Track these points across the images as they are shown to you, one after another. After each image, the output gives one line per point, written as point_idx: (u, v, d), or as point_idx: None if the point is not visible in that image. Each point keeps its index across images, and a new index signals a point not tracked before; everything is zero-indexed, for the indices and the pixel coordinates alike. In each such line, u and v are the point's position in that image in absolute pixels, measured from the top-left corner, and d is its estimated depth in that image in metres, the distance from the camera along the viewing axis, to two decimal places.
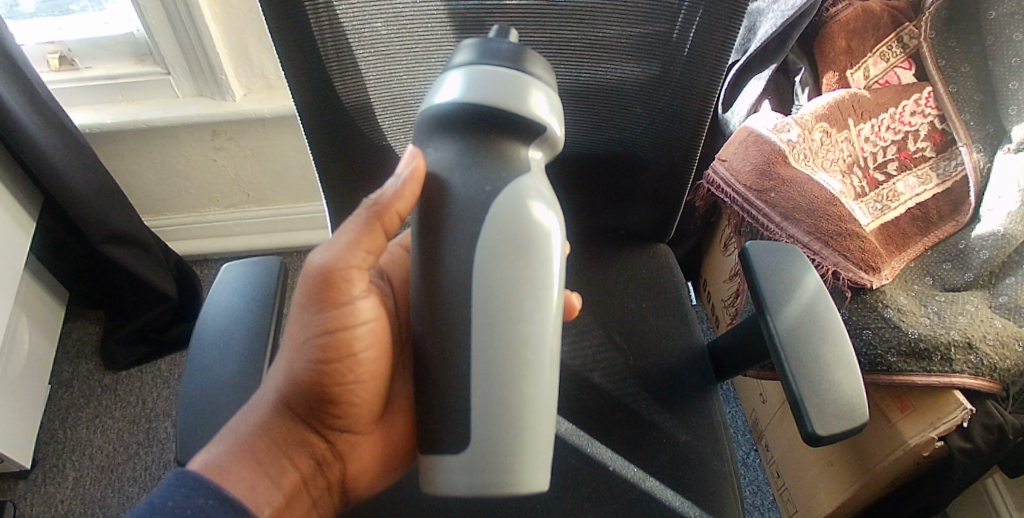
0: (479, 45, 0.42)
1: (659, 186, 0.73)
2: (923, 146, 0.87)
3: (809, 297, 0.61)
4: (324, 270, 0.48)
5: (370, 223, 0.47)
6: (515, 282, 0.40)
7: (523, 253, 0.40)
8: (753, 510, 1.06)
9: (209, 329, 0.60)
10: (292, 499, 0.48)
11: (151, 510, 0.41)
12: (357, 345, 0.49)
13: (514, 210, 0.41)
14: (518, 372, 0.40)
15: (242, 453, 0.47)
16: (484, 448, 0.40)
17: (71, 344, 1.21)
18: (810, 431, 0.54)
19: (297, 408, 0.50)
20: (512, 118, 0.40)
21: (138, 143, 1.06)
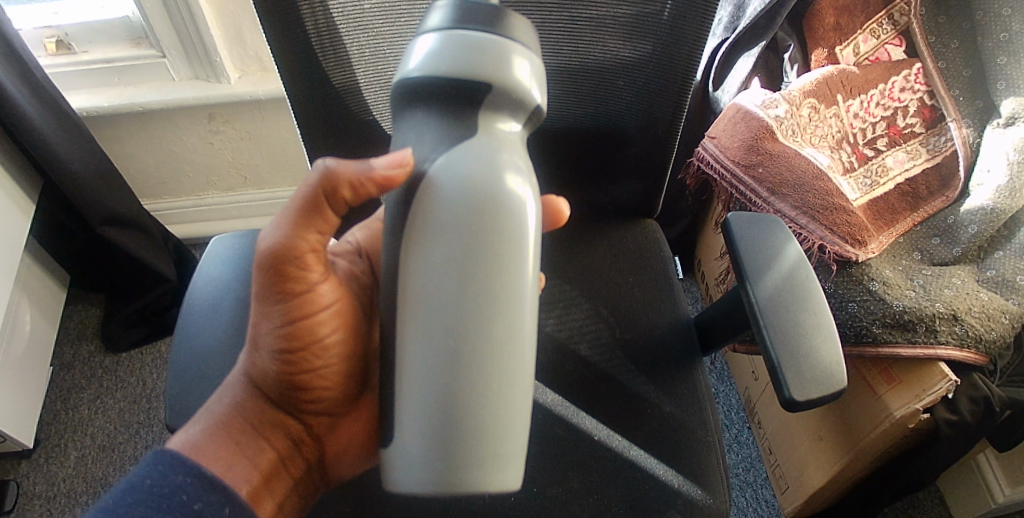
0: (452, 7, 0.41)
1: (644, 161, 0.74)
2: (913, 122, 0.87)
3: (789, 268, 0.63)
4: (275, 258, 0.46)
5: (315, 205, 0.46)
6: (479, 260, 0.39)
7: (494, 248, 0.39)
8: (745, 487, 1.07)
9: (199, 299, 0.62)
10: (269, 479, 0.50)
11: (128, 489, 0.43)
12: (322, 331, 0.49)
13: (490, 195, 0.39)
14: (483, 354, 0.39)
15: (217, 433, 0.48)
16: (446, 435, 0.38)
17: (73, 326, 1.23)
18: (787, 396, 0.56)
19: (269, 393, 0.51)
20: (481, 84, 0.40)
21: (136, 127, 1.07)
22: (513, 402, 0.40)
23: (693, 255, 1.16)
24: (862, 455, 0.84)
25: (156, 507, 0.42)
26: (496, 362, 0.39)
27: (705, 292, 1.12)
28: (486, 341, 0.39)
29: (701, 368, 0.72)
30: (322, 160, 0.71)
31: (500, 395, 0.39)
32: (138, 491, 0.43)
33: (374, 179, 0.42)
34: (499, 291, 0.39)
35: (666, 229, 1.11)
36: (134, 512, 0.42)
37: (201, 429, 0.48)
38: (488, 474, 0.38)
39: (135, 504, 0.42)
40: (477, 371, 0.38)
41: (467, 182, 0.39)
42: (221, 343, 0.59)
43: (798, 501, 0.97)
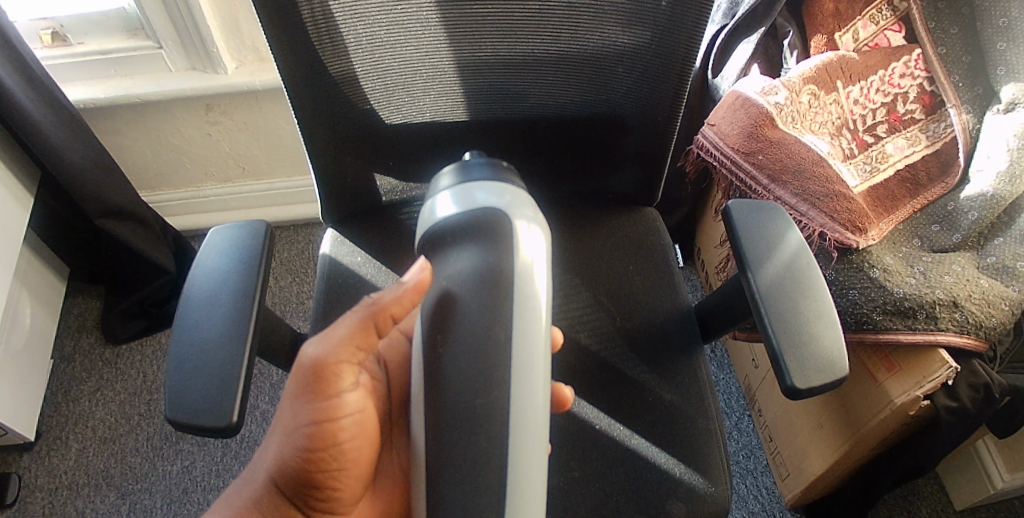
0: (460, 170, 0.51)
1: (643, 147, 0.74)
2: (913, 108, 0.87)
3: (790, 255, 0.63)
4: (314, 364, 0.51)
5: (363, 326, 0.51)
6: (492, 369, 0.43)
7: (494, 347, 0.43)
8: (746, 476, 1.07)
9: (198, 291, 0.62)
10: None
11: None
12: (341, 435, 0.52)
13: (495, 323, 0.43)
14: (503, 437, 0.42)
15: None
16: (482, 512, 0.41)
17: (72, 318, 1.22)
18: (789, 384, 0.56)
19: (286, 492, 0.52)
20: (494, 230, 0.45)
21: (132, 119, 1.07)
22: (534, 478, 0.43)
23: (692, 242, 1.16)
24: (863, 443, 0.84)
25: None
26: (491, 477, 0.42)
27: (705, 280, 1.12)
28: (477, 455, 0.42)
29: (700, 355, 0.73)
30: (321, 151, 0.70)
31: (492, 496, 0.41)
32: None
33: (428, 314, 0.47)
34: (481, 412, 0.42)
35: (665, 218, 1.12)
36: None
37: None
38: None
39: None
40: (464, 477, 0.42)
41: (483, 311, 0.44)
42: (219, 334, 0.59)
43: (798, 489, 0.97)
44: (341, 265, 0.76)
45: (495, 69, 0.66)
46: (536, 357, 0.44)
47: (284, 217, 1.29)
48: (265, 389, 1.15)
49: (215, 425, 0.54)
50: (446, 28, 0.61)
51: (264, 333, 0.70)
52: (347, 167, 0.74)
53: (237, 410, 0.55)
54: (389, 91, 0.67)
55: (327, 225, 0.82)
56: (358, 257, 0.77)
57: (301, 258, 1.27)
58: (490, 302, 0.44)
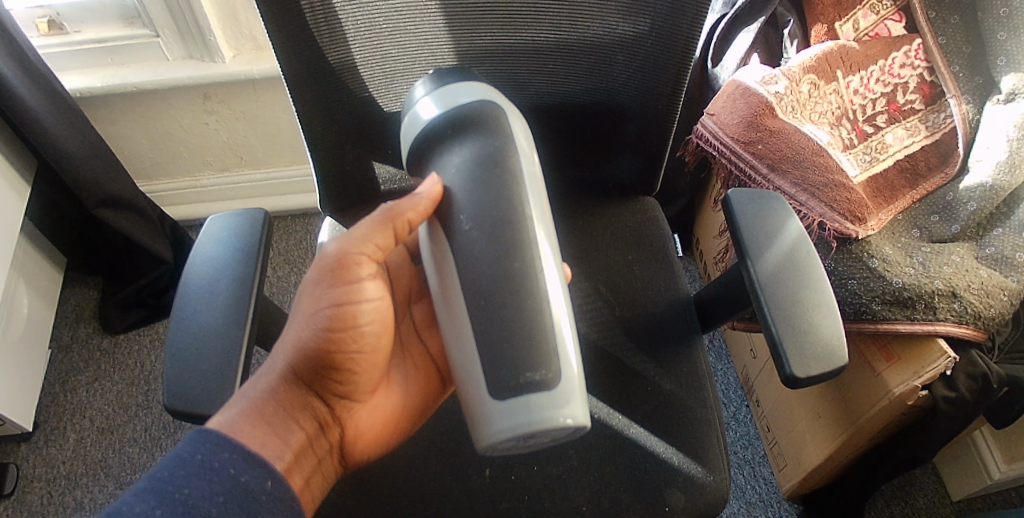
0: (435, 79, 0.57)
1: (642, 136, 0.73)
2: (912, 98, 0.87)
3: (790, 244, 0.63)
4: (335, 254, 0.54)
5: (382, 224, 0.54)
6: (509, 248, 0.48)
7: (508, 222, 0.49)
8: (744, 465, 1.07)
9: (196, 279, 0.61)
10: (300, 458, 0.50)
11: (179, 464, 0.42)
12: (362, 319, 0.54)
13: (500, 197, 0.49)
14: (534, 311, 0.48)
15: (253, 411, 0.49)
16: (527, 384, 0.47)
17: (69, 308, 1.22)
18: (788, 373, 0.56)
19: (305, 376, 0.53)
20: (479, 121, 0.52)
21: (129, 108, 1.06)
22: (566, 346, 0.49)
23: (691, 232, 1.16)
24: (861, 434, 0.84)
25: (209, 480, 0.42)
26: (539, 328, 0.47)
27: (704, 271, 1.12)
28: (522, 316, 0.47)
29: (698, 345, 0.73)
30: (320, 139, 0.70)
31: (543, 343, 0.47)
32: (189, 465, 0.42)
33: (425, 203, 0.52)
34: (519, 275, 0.48)
35: (664, 209, 1.11)
36: (188, 484, 0.42)
37: (239, 411, 0.49)
38: (563, 401, 0.47)
39: (187, 476, 0.42)
40: (513, 336, 0.47)
41: (487, 187, 0.50)
42: (217, 322, 0.59)
43: (796, 479, 0.98)
44: None
45: (495, 57, 0.65)
46: (539, 230, 0.50)
47: (281, 208, 1.29)
48: None
49: (214, 413, 0.54)
50: (446, 13, 0.61)
51: (262, 321, 0.69)
52: (346, 155, 0.73)
53: (236, 399, 0.55)
54: (388, 78, 0.66)
55: (326, 214, 0.82)
56: None
57: (300, 249, 1.27)
58: (490, 179, 0.50)
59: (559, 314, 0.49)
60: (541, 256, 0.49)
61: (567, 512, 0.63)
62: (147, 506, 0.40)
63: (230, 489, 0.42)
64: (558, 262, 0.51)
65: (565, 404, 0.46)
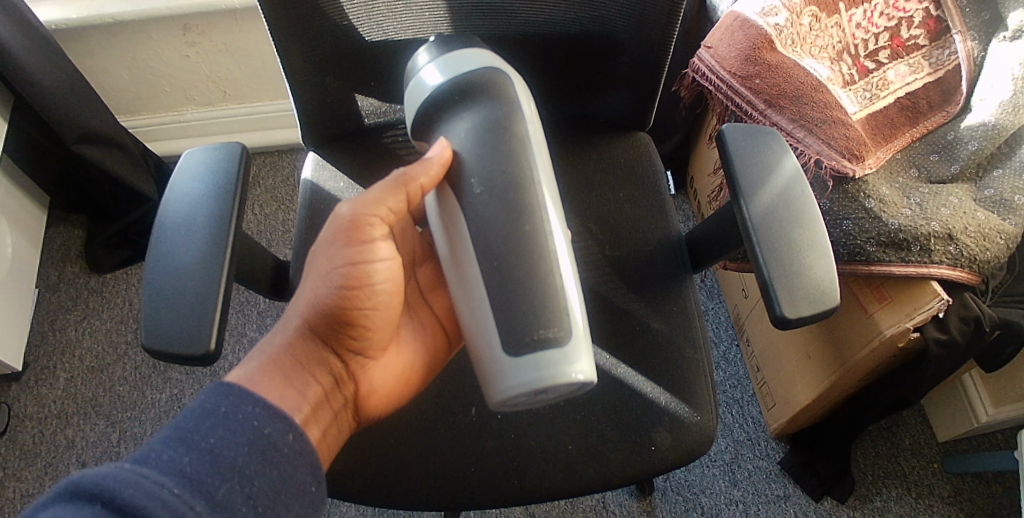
0: (439, 49, 0.56)
1: (635, 67, 0.70)
2: (917, 33, 0.84)
3: (785, 183, 0.61)
4: (349, 217, 0.52)
5: (395, 187, 0.52)
6: (518, 210, 0.48)
7: (517, 186, 0.48)
8: (732, 404, 1.08)
9: (171, 218, 0.59)
10: (318, 410, 0.50)
11: (204, 414, 0.42)
12: (376, 278, 0.52)
13: (509, 162, 0.49)
14: (543, 270, 0.47)
15: (272, 366, 0.49)
16: (537, 342, 0.46)
17: (55, 247, 1.20)
18: (779, 315, 0.55)
19: (320, 332, 0.52)
20: (486, 89, 0.52)
21: (109, 42, 1.03)
22: (575, 303, 0.48)
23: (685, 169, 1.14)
24: (849, 374, 0.84)
25: (232, 430, 0.42)
26: (548, 288, 0.47)
27: (698, 210, 1.10)
28: (531, 273, 0.47)
29: (689, 283, 0.72)
30: (298, 69, 0.67)
31: (552, 303, 0.47)
32: (213, 416, 0.42)
33: (434, 167, 0.51)
34: (529, 237, 0.47)
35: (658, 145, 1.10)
36: (214, 433, 0.41)
37: (258, 364, 0.49)
38: (574, 357, 0.46)
39: (212, 426, 0.41)
40: (522, 293, 0.47)
41: (495, 151, 0.49)
42: (194, 261, 0.56)
43: (784, 418, 0.99)
44: (322, 191, 0.75)
45: None
46: (545, 191, 0.50)
47: (266, 143, 1.26)
48: (252, 317, 1.15)
49: (192, 353, 0.53)
50: None
51: (247, 253, 0.68)
52: (329, 85, 0.71)
53: (214, 338, 0.54)
54: (369, 5, 0.63)
55: (309, 149, 0.79)
56: (341, 182, 0.75)
57: (287, 185, 1.25)
58: (498, 144, 0.49)
59: (567, 271, 0.49)
60: (549, 220, 0.49)
61: (553, 447, 0.63)
62: (175, 454, 0.39)
63: (253, 440, 0.42)
64: (563, 223, 0.51)
65: (575, 358, 0.46)
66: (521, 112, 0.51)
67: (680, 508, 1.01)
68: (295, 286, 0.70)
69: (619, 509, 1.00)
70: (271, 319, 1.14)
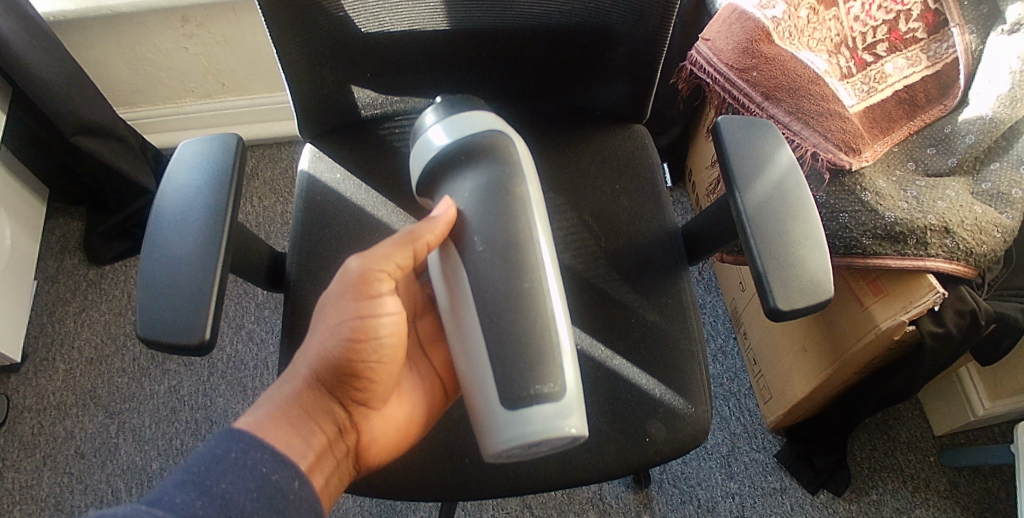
0: (444, 107, 0.57)
1: (632, 59, 0.70)
2: (915, 27, 0.83)
3: (780, 175, 0.61)
4: (357, 271, 0.51)
5: (403, 244, 0.51)
6: (518, 268, 0.48)
7: (518, 246, 0.48)
8: (728, 397, 1.09)
9: (167, 209, 0.59)
10: (321, 459, 0.49)
11: (214, 461, 0.43)
12: (382, 332, 0.51)
13: (513, 224, 0.49)
14: (540, 325, 0.47)
15: (277, 417, 0.49)
16: (533, 398, 0.46)
17: (54, 238, 1.20)
18: (772, 306, 0.55)
19: (326, 384, 0.51)
20: (492, 151, 0.52)
21: (107, 34, 1.03)
22: (569, 359, 0.49)
23: (684, 163, 1.14)
24: (845, 367, 0.84)
25: (242, 477, 0.43)
26: (545, 348, 0.47)
27: (696, 203, 1.10)
28: (528, 329, 0.47)
29: (685, 275, 0.72)
30: (295, 60, 0.67)
31: (547, 361, 0.47)
32: (223, 461, 0.43)
33: (440, 227, 0.50)
34: (527, 295, 0.47)
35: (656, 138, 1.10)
36: (224, 478, 0.42)
37: (266, 414, 0.49)
38: (569, 415, 0.46)
39: (223, 471, 0.43)
40: (519, 350, 0.46)
41: (499, 212, 0.49)
42: (189, 251, 0.57)
43: (780, 411, 0.99)
44: (319, 182, 0.75)
45: None
46: (545, 250, 0.50)
47: (264, 135, 1.26)
48: (250, 308, 1.15)
49: (187, 342, 0.53)
50: None
51: (244, 244, 0.68)
52: (326, 77, 0.71)
53: (209, 328, 0.54)
54: None
55: (307, 141, 0.79)
56: (338, 174, 0.75)
57: (285, 178, 1.25)
58: (502, 206, 0.50)
59: (563, 326, 0.49)
60: (546, 279, 0.49)
61: None
62: (188, 497, 0.41)
63: (262, 489, 0.43)
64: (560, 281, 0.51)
65: (569, 415, 0.46)
66: (525, 177, 0.52)
67: (676, 501, 1.01)
68: (292, 278, 0.70)
69: (615, 502, 1.01)
70: (269, 311, 1.15)
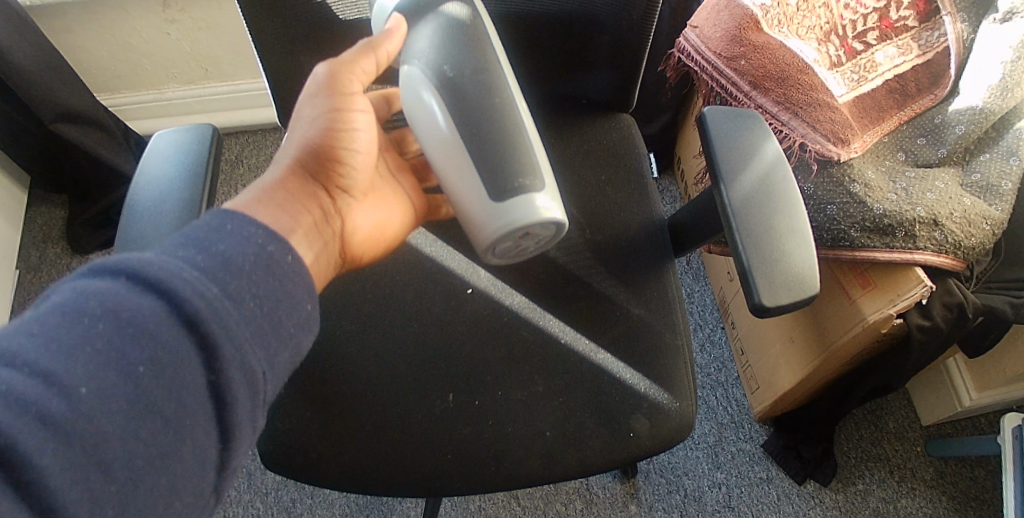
0: None
1: (617, 49, 0.69)
2: (906, 14, 0.81)
3: (766, 169, 0.60)
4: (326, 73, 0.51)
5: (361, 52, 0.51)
6: (487, 94, 0.49)
7: (483, 62, 0.50)
8: (716, 388, 1.08)
9: (141, 201, 0.58)
10: (310, 234, 0.47)
11: (208, 230, 0.35)
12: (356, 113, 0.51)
13: (473, 50, 0.50)
14: (514, 132, 0.50)
15: (263, 195, 0.46)
16: (494, 137, 0.49)
17: (36, 227, 1.19)
18: (757, 302, 0.54)
19: (307, 165, 0.49)
20: None
21: (87, 19, 1.01)
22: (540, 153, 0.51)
23: (673, 151, 1.13)
24: (832, 359, 0.84)
25: (239, 244, 0.35)
26: (521, 152, 0.49)
27: (684, 192, 1.09)
28: (498, 118, 0.49)
29: (671, 268, 0.72)
30: (273, 49, 0.65)
31: (523, 155, 0.49)
32: (220, 232, 0.35)
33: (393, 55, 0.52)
34: (498, 112, 0.49)
35: (644, 127, 1.08)
36: (223, 243, 0.35)
37: (249, 196, 0.45)
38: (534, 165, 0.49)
39: (224, 242, 0.35)
40: (504, 155, 0.49)
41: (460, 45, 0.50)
42: (164, 245, 0.55)
43: (767, 402, 0.99)
44: None
45: None
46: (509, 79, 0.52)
47: (248, 121, 1.25)
48: None
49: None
50: None
51: None
52: (305, 66, 0.69)
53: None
54: None
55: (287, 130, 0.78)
56: None
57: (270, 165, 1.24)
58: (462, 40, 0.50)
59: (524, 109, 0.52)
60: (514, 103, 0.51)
61: (530, 436, 0.62)
62: (187, 254, 0.33)
63: (258, 256, 0.35)
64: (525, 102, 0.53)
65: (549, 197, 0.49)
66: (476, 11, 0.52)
67: (663, 491, 1.01)
68: None
69: (602, 492, 1.01)
70: None
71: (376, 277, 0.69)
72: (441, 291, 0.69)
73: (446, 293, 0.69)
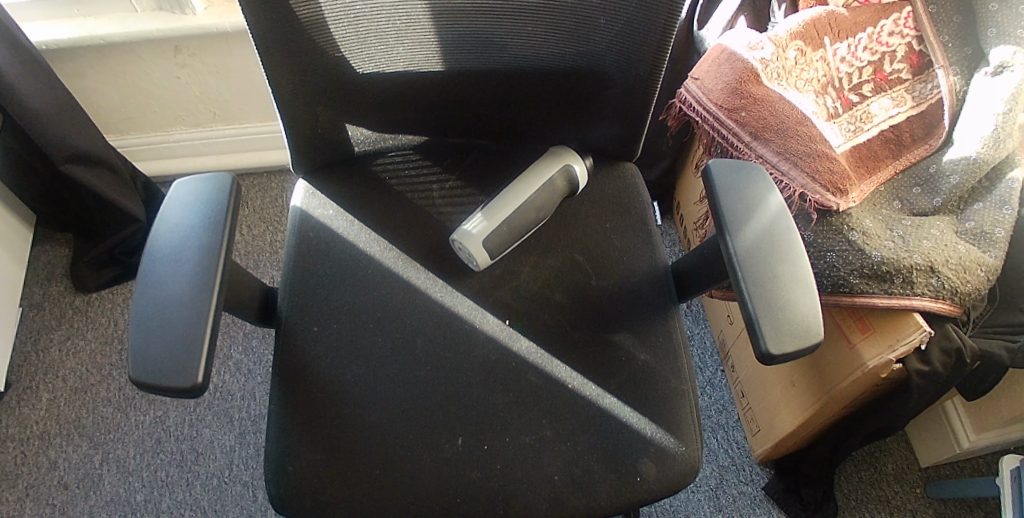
0: None
1: (622, 105, 0.71)
2: (900, 67, 0.87)
3: (769, 220, 0.61)
4: None
5: None
6: None
7: None
8: (717, 429, 1.09)
9: (162, 248, 0.59)
10: None
11: None
12: None
13: None
14: None
15: None
16: None
17: (40, 265, 1.19)
18: (763, 349, 0.55)
19: None
20: None
21: (99, 63, 1.03)
22: None
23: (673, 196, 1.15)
24: (833, 404, 0.85)
25: None
26: None
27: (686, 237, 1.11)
28: None
29: (676, 315, 0.73)
30: (290, 102, 0.67)
31: None
32: None
33: None
34: None
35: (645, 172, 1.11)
36: None
37: None
38: None
39: None
40: None
41: None
42: (184, 292, 0.56)
43: (768, 444, 0.99)
44: (312, 219, 0.75)
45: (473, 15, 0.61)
46: None
47: (254, 164, 1.27)
48: (238, 339, 1.14)
49: (179, 386, 0.52)
50: None
51: (234, 287, 0.67)
52: (320, 116, 0.71)
53: (202, 371, 0.53)
54: (361, 39, 0.63)
55: (299, 177, 0.79)
56: (330, 210, 0.75)
57: (275, 206, 1.25)
58: None
59: None
60: None
61: (539, 482, 0.63)
62: None
63: None
64: None
65: None
66: None
67: None
68: (281, 319, 0.70)
69: None
70: (257, 341, 1.14)
71: (384, 323, 0.69)
72: (449, 338, 0.69)
73: (453, 340, 0.69)
